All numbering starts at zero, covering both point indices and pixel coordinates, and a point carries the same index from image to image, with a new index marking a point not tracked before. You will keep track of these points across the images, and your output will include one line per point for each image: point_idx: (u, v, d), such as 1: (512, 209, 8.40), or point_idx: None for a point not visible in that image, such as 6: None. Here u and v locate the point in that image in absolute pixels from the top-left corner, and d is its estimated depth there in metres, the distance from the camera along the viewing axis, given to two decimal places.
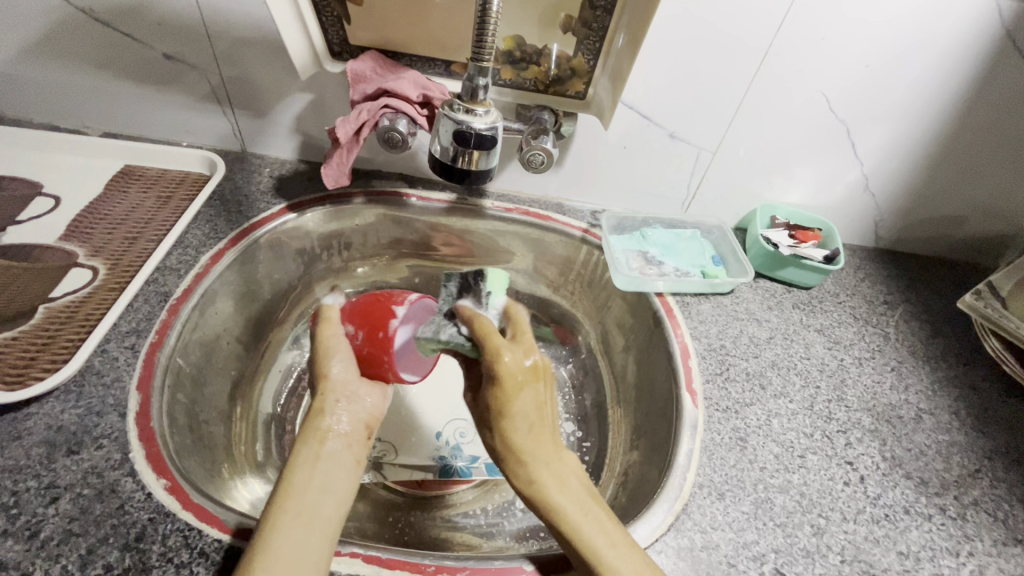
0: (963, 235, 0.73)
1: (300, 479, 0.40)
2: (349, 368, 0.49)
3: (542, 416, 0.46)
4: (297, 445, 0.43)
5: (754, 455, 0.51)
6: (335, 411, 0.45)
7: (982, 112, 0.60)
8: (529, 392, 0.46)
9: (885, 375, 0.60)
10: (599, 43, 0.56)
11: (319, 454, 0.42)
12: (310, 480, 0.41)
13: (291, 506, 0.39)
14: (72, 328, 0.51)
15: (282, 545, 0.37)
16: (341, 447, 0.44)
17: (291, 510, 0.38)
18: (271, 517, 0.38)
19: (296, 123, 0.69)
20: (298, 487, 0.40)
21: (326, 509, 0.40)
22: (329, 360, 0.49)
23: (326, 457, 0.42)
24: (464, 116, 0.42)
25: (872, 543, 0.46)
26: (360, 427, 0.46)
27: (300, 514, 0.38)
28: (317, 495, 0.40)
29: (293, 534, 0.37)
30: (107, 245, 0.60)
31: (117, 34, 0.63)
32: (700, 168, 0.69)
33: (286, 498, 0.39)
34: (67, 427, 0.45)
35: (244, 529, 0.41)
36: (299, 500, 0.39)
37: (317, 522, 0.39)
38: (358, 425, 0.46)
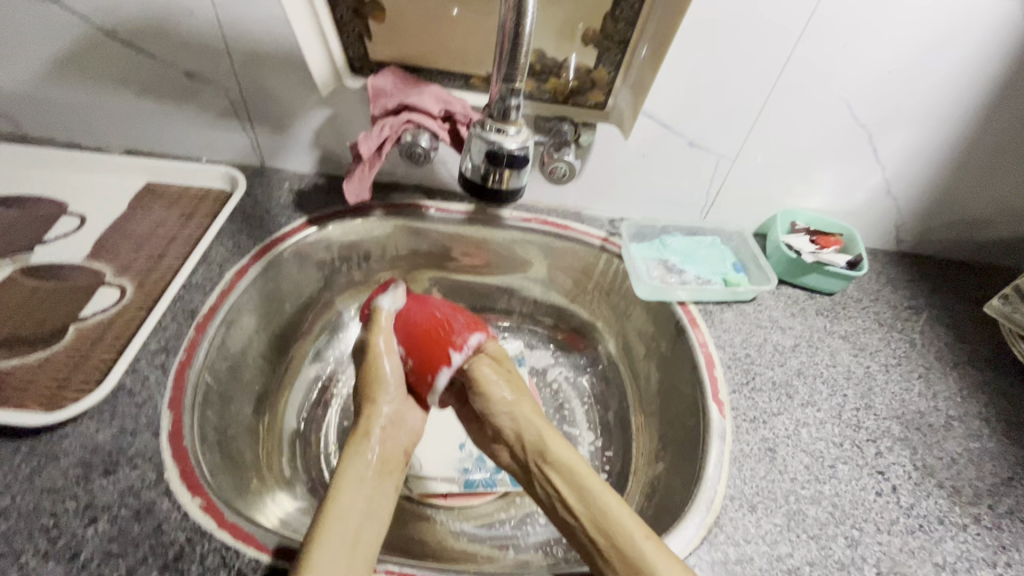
0: (986, 238, 0.72)
1: (345, 500, 0.43)
2: (397, 394, 0.53)
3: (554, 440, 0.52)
4: (340, 469, 0.46)
5: (784, 466, 0.51)
6: (375, 439, 0.49)
7: (1006, 114, 0.60)
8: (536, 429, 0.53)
9: (912, 381, 0.59)
10: (620, 56, 0.58)
11: (362, 479, 0.46)
12: (356, 500, 0.44)
13: (338, 525, 0.41)
14: (104, 348, 0.52)
15: (329, 561, 0.38)
16: (380, 476, 0.47)
17: (340, 527, 0.41)
18: (317, 534, 0.40)
19: (315, 137, 0.70)
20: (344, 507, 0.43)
21: (368, 533, 0.42)
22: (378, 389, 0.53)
23: (369, 483, 0.46)
24: (495, 137, 0.41)
25: (907, 554, 0.46)
26: (399, 454, 0.50)
27: (347, 534, 0.41)
28: (361, 519, 0.43)
29: (341, 552, 0.39)
30: (133, 263, 0.60)
31: (139, 54, 0.63)
32: (720, 176, 0.68)
33: (333, 518, 0.42)
34: (102, 447, 0.45)
35: (283, 548, 0.41)
36: (345, 521, 0.42)
37: (362, 543, 0.41)
38: (395, 454, 0.50)
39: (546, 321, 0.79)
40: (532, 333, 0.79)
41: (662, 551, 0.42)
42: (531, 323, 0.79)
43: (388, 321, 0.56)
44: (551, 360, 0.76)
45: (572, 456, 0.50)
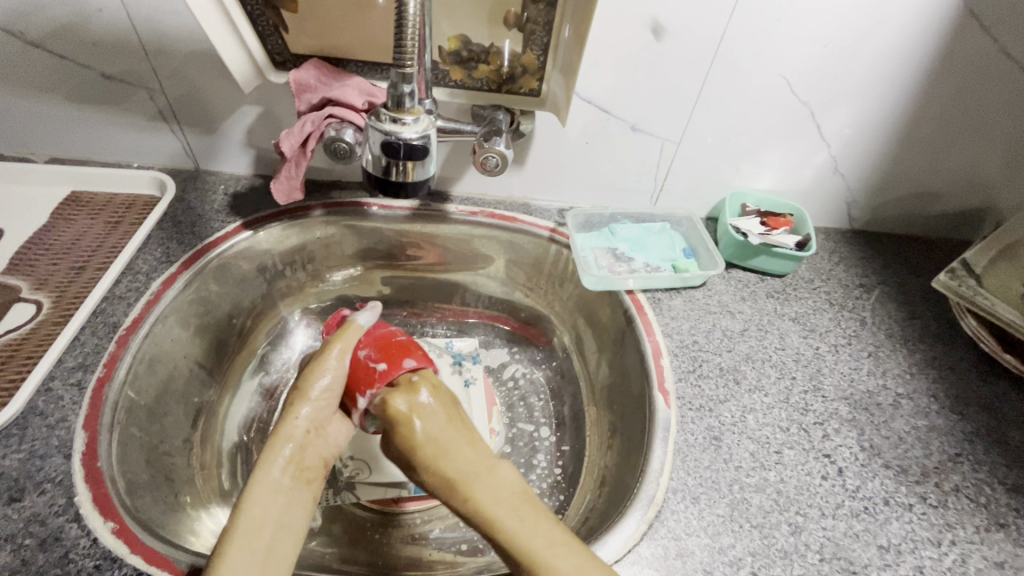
0: (937, 212, 0.72)
1: (254, 512, 0.41)
2: (330, 401, 0.50)
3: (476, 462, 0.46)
4: (254, 476, 0.44)
5: (729, 455, 0.49)
6: (295, 444, 0.46)
7: (946, 85, 0.59)
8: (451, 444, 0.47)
9: (861, 361, 0.59)
10: (546, 38, 0.54)
11: (277, 488, 0.43)
12: (266, 516, 0.42)
13: (244, 542, 0.40)
14: (14, 368, 0.49)
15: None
16: (300, 483, 0.45)
17: (246, 546, 0.39)
18: (223, 554, 0.39)
19: (247, 137, 0.67)
20: (253, 520, 0.41)
21: (282, 546, 0.41)
22: (311, 390, 0.50)
23: (284, 492, 0.44)
24: (392, 127, 0.42)
25: (852, 538, 0.45)
26: (319, 463, 0.47)
27: (252, 550, 0.39)
28: (273, 532, 0.41)
29: (246, 571, 0.38)
30: (52, 277, 0.58)
31: (49, 55, 0.60)
32: (666, 160, 0.67)
33: (239, 533, 0.40)
34: (9, 474, 0.43)
35: (198, 568, 0.40)
36: (253, 536, 0.40)
37: (271, 558, 0.40)
38: (317, 462, 0.47)
39: (501, 316, 0.77)
40: (487, 329, 0.77)
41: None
42: (485, 319, 0.77)
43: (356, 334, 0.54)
44: (507, 357, 0.74)
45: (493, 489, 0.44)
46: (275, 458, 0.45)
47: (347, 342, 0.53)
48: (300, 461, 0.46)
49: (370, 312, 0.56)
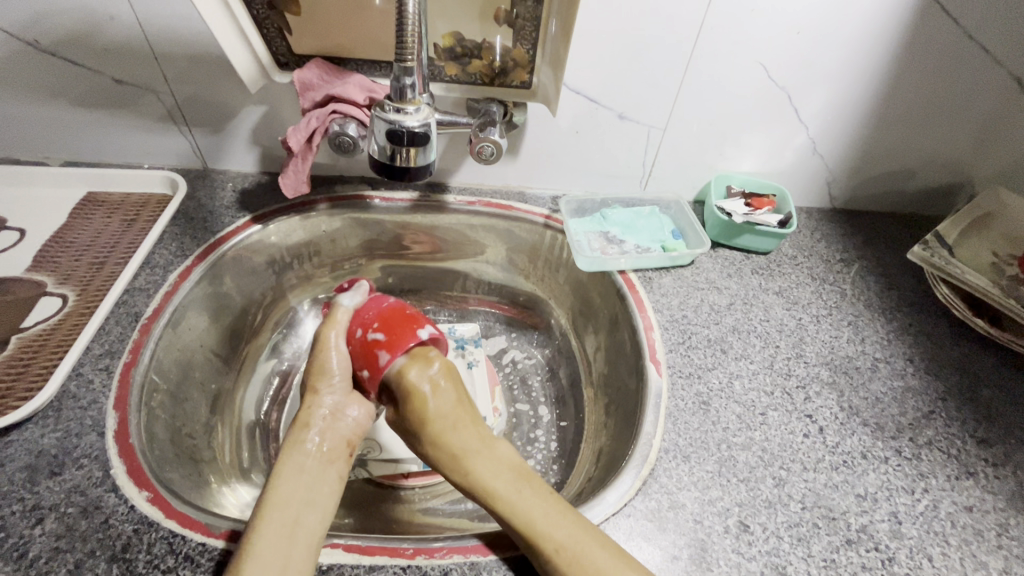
0: (913, 189, 0.75)
1: (282, 490, 0.44)
2: (341, 386, 0.53)
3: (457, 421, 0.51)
4: (282, 458, 0.46)
5: (717, 417, 0.53)
6: (314, 428, 0.49)
7: (912, 68, 0.62)
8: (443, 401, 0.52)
9: (841, 329, 0.62)
10: (535, 33, 0.58)
11: (304, 467, 0.46)
12: (294, 493, 0.44)
13: (275, 516, 0.42)
14: (45, 356, 0.53)
15: (267, 554, 0.39)
16: (325, 462, 0.47)
17: (277, 519, 0.42)
18: (257, 527, 0.41)
19: (253, 136, 0.70)
20: (282, 495, 0.43)
21: (310, 521, 0.43)
22: (323, 381, 0.53)
23: (309, 471, 0.46)
24: (395, 116, 0.45)
25: (832, 489, 0.49)
26: (341, 444, 0.49)
27: (282, 524, 0.41)
28: (302, 508, 0.43)
29: (277, 545, 0.40)
30: (75, 272, 0.61)
31: (64, 63, 0.63)
32: (653, 146, 0.70)
33: (271, 509, 0.42)
34: (48, 450, 0.46)
35: (236, 533, 0.43)
36: (283, 511, 0.42)
37: (299, 532, 0.41)
38: (338, 443, 0.49)
39: (500, 301, 0.80)
40: (487, 314, 0.80)
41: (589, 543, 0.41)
42: (485, 304, 0.81)
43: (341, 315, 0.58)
44: (508, 341, 0.78)
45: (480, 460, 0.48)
46: (302, 439, 0.48)
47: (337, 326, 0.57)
48: (322, 441, 0.48)
49: (356, 294, 0.61)
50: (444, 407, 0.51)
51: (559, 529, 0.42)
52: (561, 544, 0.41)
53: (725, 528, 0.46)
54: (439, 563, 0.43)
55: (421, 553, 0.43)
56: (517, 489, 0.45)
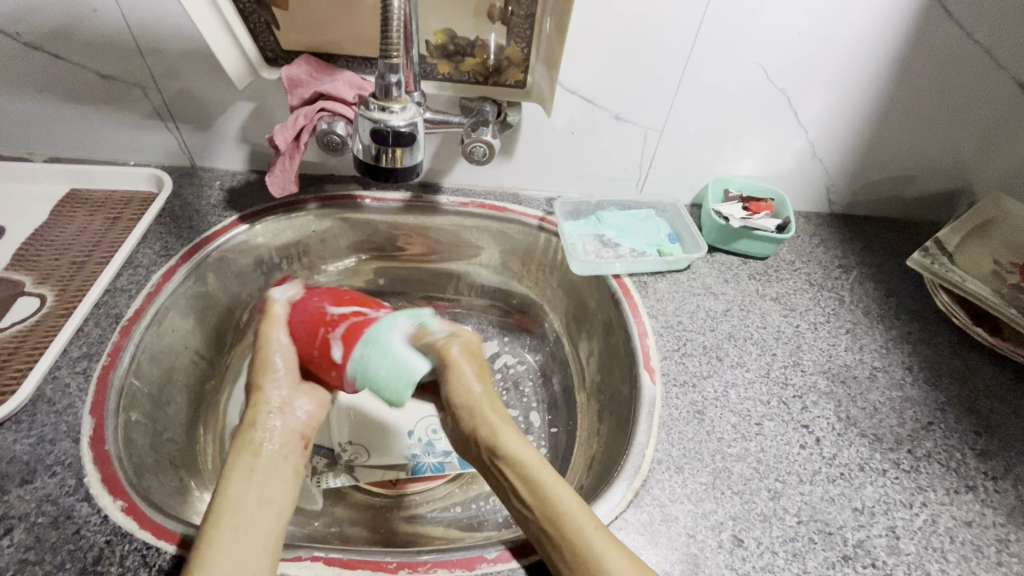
0: (913, 194, 0.74)
1: (234, 490, 0.42)
2: (287, 380, 0.49)
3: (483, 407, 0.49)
4: (231, 459, 0.44)
5: (712, 427, 0.52)
6: (262, 425, 0.46)
7: (914, 72, 0.61)
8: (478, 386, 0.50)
9: (839, 337, 0.61)
10: (529, 30, 0.56)
11: (257, 465, 0.44)
12: (246, 493, 0.42)
13: (228, 520, 0.40)
14: (20, 359, 0.51)
15: (221, 558, 0.38)
16: (275, 461, 0.45)
17: (230, 522, 0.40)
18: (208, 532, 0.39)
19: (241, 133, 0.69)
20: (233, 498, 0.41)
21: (266, 521, 0.41)
22: (265, 376, 0.49)
23: (262, 470, 0.44)
24: (380, 115, 0.43)
25: (828, 502, 0.48)
26: (294, 440, 0.47)
27: (233, 528, 0.40)
28: (256, 506, 0.42)
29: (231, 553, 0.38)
30: (55, 271, 0.59)
31: (45, 56, 0.61)
32: (649, 148, 0.69)
33: (221, 513, 0.41)
34: (20, 457, 0.45)
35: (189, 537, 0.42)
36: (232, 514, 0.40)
37: (250, 534, 0.40)
38: (291, 438, 0.47)
39: (493, 304, 0.79)
40: (480, 317, 0.79)
41: (597, 530, 0.40)
42: (478, 307, 0.79)
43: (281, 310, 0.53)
44: (500, 345, 0.76)
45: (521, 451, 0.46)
46: (253, 436, 0.45)
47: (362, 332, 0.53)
48: (272, 441, 0.46)
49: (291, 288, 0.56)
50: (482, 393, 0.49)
51: (580, 522, 0.41)
52: (579, 535, 0.40)
53: (718, 542, 0.44)
54: None
55: (405, 567, 0.42)
56: (549, 479, 0.43)
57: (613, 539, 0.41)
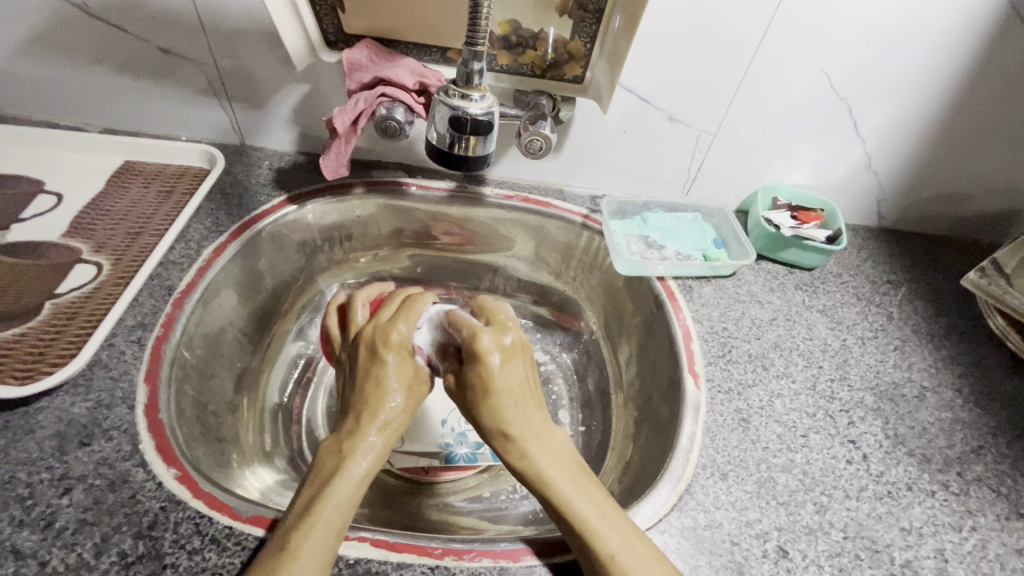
0: (967, 213, 0.73)
1: (350, 473, 0.42)
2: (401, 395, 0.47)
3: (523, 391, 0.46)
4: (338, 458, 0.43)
5: (757, 436, 0.51)
6: (380, 420, 0.45)
7: (984, 87, 0.60)
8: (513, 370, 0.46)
9: (887, 354, 0.60)
10: (595, 27, 0.55)
11: (348, 477, 0.41)
12: (335, 501, 0.40)
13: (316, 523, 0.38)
14: (79, 324, 0.52)
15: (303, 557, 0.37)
16: (382, 453, 0.44)
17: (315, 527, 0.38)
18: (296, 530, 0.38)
19: (294, 115, 0.69)
20: (344, 481, 0.41)
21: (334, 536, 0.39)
22: (381, 387, 0.47)
23: (357, 480, 0.42)
24: (459, 102, 0.43)
25: (875, 519, 0.47)
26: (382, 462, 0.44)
27: (338, 513, 0.39)
28: (344, 514, 0.40)
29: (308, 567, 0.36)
30: (110, 241, 0.60)
31: (110, 28, 0.62)
32: (701, 151, 0.68)
33: (327, 497, 0.40)
34: (78, 420, 0.46)
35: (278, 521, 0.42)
36: (336, 502, 0.40)
37: (346, 522, 0.40)
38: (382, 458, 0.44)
39: (529, 299, 0.79)
40: (515, 310, 0.79)
41: None
42: (514, 301, 0.79)
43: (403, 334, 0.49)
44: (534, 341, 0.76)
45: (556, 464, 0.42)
46: (371, 426, 0.45)
47: (411, 318, 0.51)
48: (387, 437, 0.45)
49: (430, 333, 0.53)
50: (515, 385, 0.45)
51: (625, 551, 0.38)
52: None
53: (762, 552, 0.44)
54: (468, 566, 0.41)
55: (450, 554, 0.42)
56: (587, 492, 0.41)
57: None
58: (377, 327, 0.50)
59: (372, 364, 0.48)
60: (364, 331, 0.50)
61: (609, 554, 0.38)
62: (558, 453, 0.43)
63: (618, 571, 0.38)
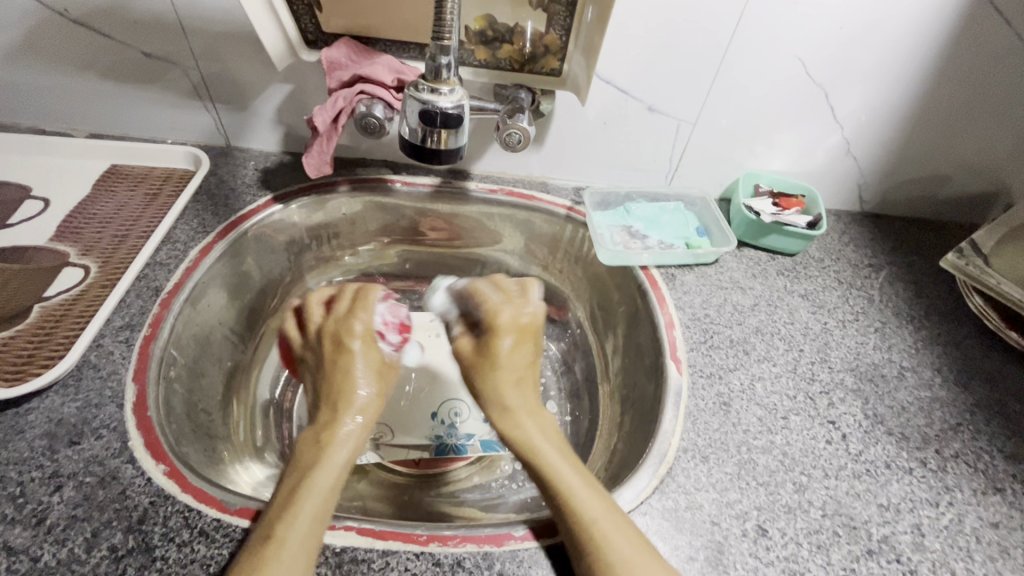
0: (947, 196, 0.73)
1: (330, 461, 0.44)
2: (368, 382, 0.49)
3: (526, 369, 0.52)
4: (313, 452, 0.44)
5: (738, 419, 0.52)
6: (351, 411, 0.47)
7: (958, 70, 0.60)
8: (522, 351, 0.52)
9: (868, 336, 0.61)
10: (570, 19, 0.56)
11: (328, 466, 0.43)
12: (315, 486, 0.41)
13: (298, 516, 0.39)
14: (67, 326, 0.53)
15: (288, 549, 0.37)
16: (355, 443, 0.46)
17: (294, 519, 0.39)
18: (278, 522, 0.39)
19: (277, 115, 0.70)
20: (324, 469, 0.43)
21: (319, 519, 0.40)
22: (349, 380, 0.49)
23: (332, 464, 0.44)
24: (429, 96, 0.44)
25: (853, 497, 0.48)
26: (355, 448, 0.46)
27: (321, 498, 0.41)
28: (327, 499, 0.41)
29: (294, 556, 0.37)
30: (97, 244, 0.61)
31: (92, 34, 0.62)
32: (681, 140, 0.69)
33: (308, 487, 0.41)
34: (68, 420, 0.46)
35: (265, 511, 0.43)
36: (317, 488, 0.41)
37: (329, 507, 0.41)
38: (356, 443, 0.46)
39: None
40: None
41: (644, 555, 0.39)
42: None
43: (360, 326, 0.52)
44: None
45: (540, 432, 0.47)
46: (344, 415, 0.47)
47: (370, 311, 0.54)
48: (360, 426, 0.47)
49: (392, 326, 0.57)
50: (517, 363, 0.52)
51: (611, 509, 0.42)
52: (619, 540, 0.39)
53: (742, 531, 0.45)
54: (453, 551, 0.42)
55: (435, 540, 0.43)
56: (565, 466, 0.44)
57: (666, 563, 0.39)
58: (338, 320, 0.53)
59: (339, 357, 0.50)
60: (324, 326, 0.52)
61: (587, 515, 0.41)
62: (541, 428, 0.48)
63: (596, 528, 0.40)
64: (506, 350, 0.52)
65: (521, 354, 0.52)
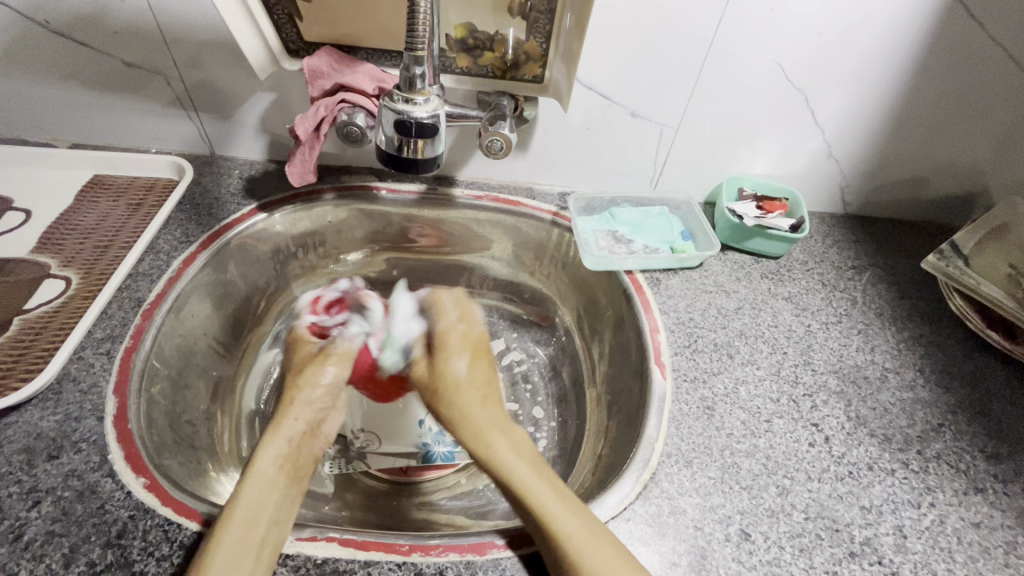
0: (928, 197, 0.74)
1: (260, 471, 0.44)
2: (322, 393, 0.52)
3: (487, 386, 0.53)
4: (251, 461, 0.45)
5: (721, 423, 0.52)
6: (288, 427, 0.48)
7: (933, 74, 0.61)
8: (478, 369, 0.54)
9: (851, 337, 0.61)
10: (549, 26, 0.56)
11: (263, 477, 0.44)
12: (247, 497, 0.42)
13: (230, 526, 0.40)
14: (47, 339, 0.52)
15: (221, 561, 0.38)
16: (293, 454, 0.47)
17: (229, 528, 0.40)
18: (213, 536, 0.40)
19: (262, 124, 0.70)
20: (254, 480, 0.44)
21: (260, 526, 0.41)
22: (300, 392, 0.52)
23: (266, 473, 0.44)
24: (404, 106, 0.45)
25: (836, 500, 0.48)
26: (295, 453, 0.47)
27: (248, 513, 0.41)
28: (265, 507, 0.42)
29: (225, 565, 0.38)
30: (79, 255, 0.61)
31: (74, 44, 0.62)
32: (664, 146, 0.69)
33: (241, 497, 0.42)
34: (47, 434, 0.46)
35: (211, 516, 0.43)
36: (255, 500, 0.42)
37: (267, 509, 0.42)
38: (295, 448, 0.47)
39: (505, 298, 0.79)
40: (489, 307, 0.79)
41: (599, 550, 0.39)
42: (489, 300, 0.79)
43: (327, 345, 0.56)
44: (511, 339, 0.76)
45: (504, 446, 0.47)
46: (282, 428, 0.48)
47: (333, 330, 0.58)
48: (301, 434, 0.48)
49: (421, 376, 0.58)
50: (471, 381, 0.52)
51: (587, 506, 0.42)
52: (572, 534, 0.40)
53: (725, 535, 0.45)
54: (435, 561, 0.42)
55: (417, 550, 0.43)
56: (530, 473, 0.45)
57: (615, 553, 0.40)
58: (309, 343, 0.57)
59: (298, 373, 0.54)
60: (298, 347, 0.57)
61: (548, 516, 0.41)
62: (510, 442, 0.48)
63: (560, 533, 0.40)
64: (460, 370, 0.53)
65: (479, 370, 0.54)
